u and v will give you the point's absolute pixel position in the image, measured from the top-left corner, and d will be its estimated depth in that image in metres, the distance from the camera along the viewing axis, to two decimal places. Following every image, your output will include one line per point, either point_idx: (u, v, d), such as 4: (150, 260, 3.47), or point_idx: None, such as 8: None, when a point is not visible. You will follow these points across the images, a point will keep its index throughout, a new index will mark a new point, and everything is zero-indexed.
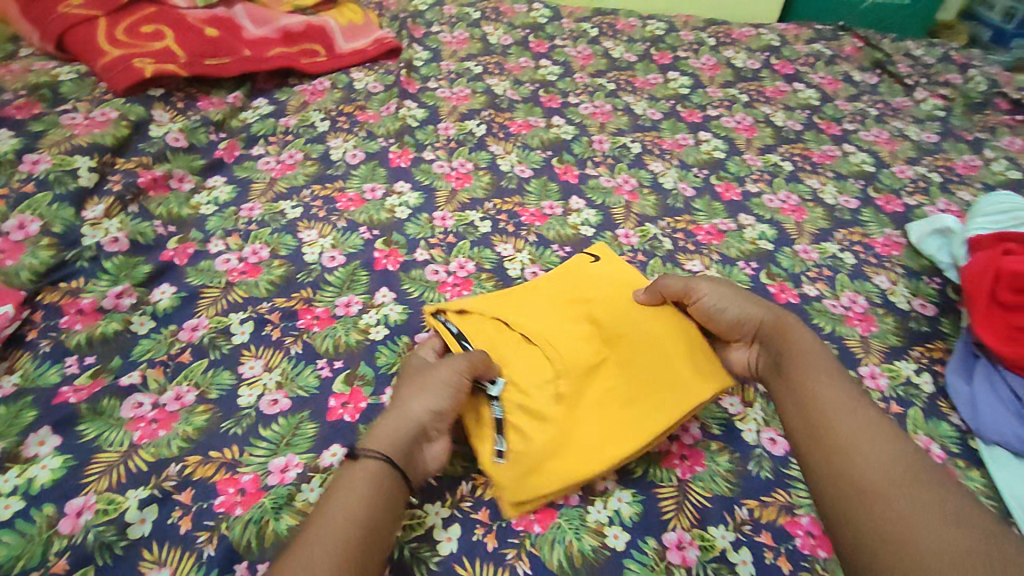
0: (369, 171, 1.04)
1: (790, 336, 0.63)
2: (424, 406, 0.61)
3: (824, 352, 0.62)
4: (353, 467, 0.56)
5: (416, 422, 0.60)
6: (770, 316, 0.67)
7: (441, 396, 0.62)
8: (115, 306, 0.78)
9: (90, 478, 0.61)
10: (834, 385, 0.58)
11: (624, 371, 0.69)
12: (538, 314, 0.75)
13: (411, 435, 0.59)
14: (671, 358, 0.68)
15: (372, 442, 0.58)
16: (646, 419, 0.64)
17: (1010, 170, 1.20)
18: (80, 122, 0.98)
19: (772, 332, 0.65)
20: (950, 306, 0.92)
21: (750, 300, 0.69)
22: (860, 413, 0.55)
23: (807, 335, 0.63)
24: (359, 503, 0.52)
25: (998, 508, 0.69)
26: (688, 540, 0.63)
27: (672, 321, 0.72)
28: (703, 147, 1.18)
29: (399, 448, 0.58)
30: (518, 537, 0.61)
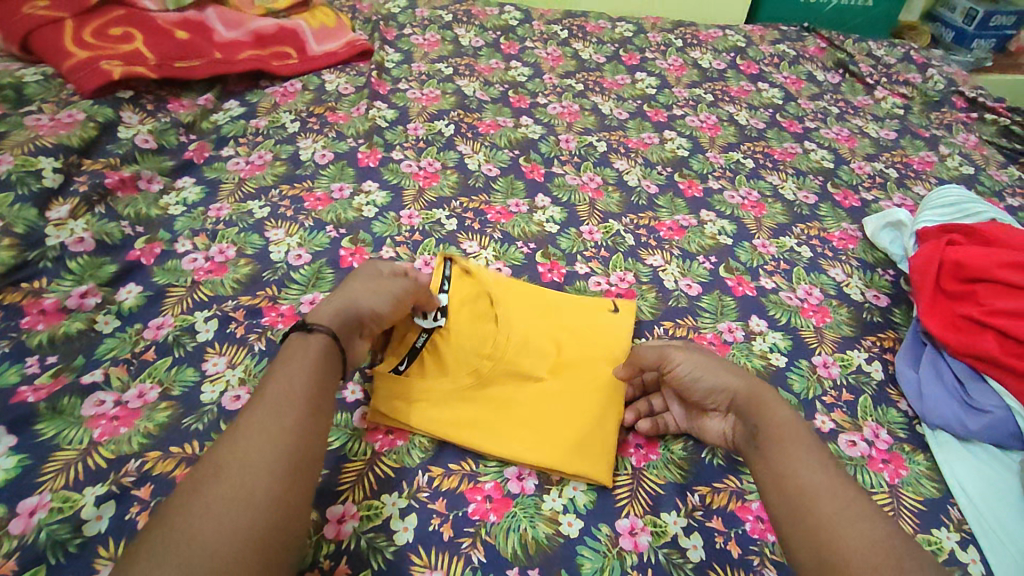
0: (337, 171, 1.06)
1: (765, 411, 0.64)
2: (372, 304, 0.65)
3: (798, 427, 0.63)
4: (304, 341, 0.59)
5: (358, 315, 0.64)
6: (744, 388, 0.67)
7: (386, 302, 0.66)
8: (79, 305, 0.79)
9: (45, 477, 0.62)
10: (813, 462, 0.59)
11: (541, 396, 0.72)
12: (517, 304, 0.79)
13: (350, 323, 0.63)
14: (572, 435, 0.69)
15: (321, 322, 0.61)
16: (519, 442, 0.68)
17: (964, 165, 1.24)
18: (46, 124, 0.98)
19: (748, 405, 0.66)
20: (901, 297, 0.95)
21: (731, 373, 0.69)
22: (840, 490, 0.56)
23: (784, 409, 0.64)
24: (307, 377, 0.56)
25: (942, 490, 0.71)
26: (640, 526, 0.65)
27: (610, 388, 0.74)
28: (668, 145, 1.21)
29: (340, 327, 0.62)
30: (473, 526, 0.63)
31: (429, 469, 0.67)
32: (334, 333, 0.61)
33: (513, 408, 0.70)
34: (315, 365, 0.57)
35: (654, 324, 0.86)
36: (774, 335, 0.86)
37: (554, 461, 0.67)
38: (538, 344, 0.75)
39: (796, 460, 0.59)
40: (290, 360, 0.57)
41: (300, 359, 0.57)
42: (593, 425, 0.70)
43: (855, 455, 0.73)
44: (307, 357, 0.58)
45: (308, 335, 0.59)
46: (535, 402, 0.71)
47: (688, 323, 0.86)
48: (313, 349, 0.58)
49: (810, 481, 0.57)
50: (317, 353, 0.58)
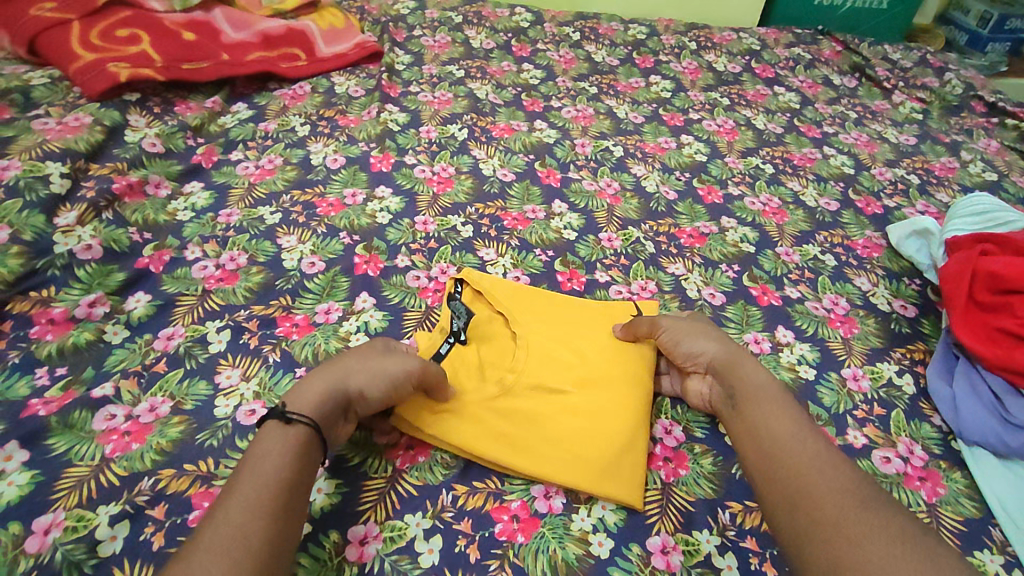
0: (350, 176, 1.03)
1: (740, 370, 0.67)
2: (363, 386, 0.62)
3: (773, 386, 0.65)
4: (282, 432, 0.56)
5: (347, 396, 0.61)
6: (722, 350, 0.70)
7: (379, 391, 0.63)
8: (88, 315, 0.76)
9: (59, 494, 0.59)
10: (782, 418, 0.61)
11: (563, 408, 0.69)
12: (530, 313, 0.80)
13: (336, 406, 0.60)
14: (600, 453, 0.66)
15: (299, 404, 0.58)
16: (548, 452, 0.66)
17: (986, 172, 1.22)
18: (53, 127, 0.95)
19: (727, 368, 0.68)
20: (930, 307, 0.93)
21: (710, 336, 0.72)
22: (808, 443, 0.58)
23: (757, 371, 0.67)
24: (294, 438, 0.55)
25: (982, 509, 0.69)
26: (672, 544, 0.63)
27: (637, 404, 0.71)
28: (685, 150, 1.18)
29: (323, 413, 0.59)
30: (501, 547, 0.61)
31: (453, 487, 0.65)
32: (315, 422, 0.57)
33: (541, 421, 0.68)
34: (286, 469, 0.53)
35: None
36: (801, 346, 0.84)
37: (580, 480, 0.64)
38: (557, 354, 0.75)
39: (769, 415, 0.62)
40: (261, 456, 0.54)
41: (277, 453, 0.54)
42: (621, 444, 0.67)
43: (890, 472, 0.71)
44: (282, 452, 0.54)
45: (286, 425, 0.56)
46: (558, 412, 0.69)
47: None
48: (292, 442, 0.55)
49: (777, 437, 0.59)
50: (297, 439, 0.56)
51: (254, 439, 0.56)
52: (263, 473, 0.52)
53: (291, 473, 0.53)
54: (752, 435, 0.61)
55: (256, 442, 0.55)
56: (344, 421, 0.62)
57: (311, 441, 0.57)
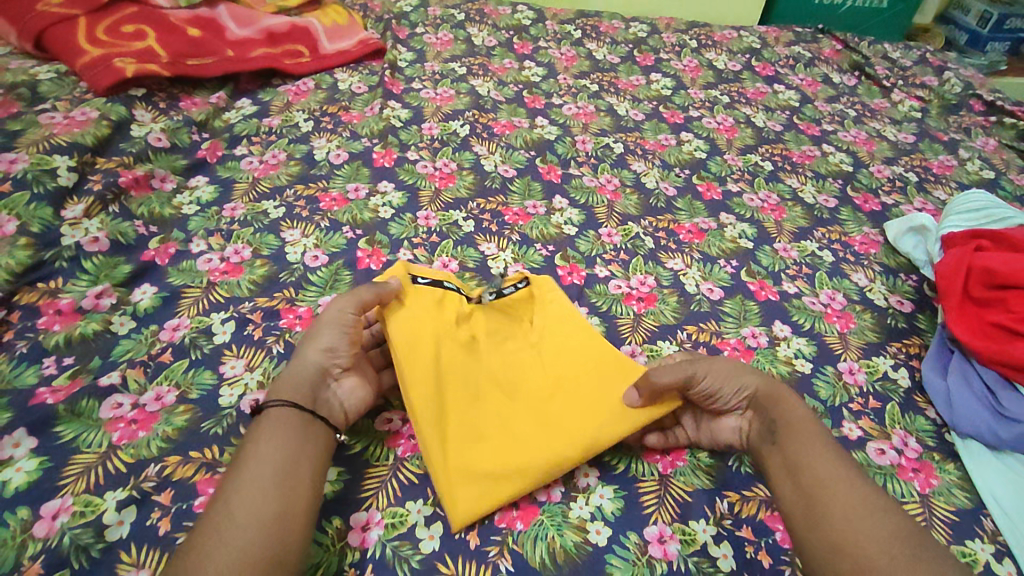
0: (353, 171, 1.04)
1: (785, 407, 0.68)
2: (320, 347, 0.66)
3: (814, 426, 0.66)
4: (264, 421, 0.60)
5: (313, 364, 0.65)
6: (764, 385, 0.70)
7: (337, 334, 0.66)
8: (94, 306, 0.77)
9: (67, 480, 0.61)
10: (827, 458, 0.63)
11: (501, 413, 0.69)
12: (565, 318, 0.78)
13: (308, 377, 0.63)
14: (488, 464, 0.64)
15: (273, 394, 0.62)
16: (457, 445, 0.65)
17: (984, 170, 1.23)
18: (60, 121, 0.96)
19: (767, 401, 0.68)
20: (926, 303, 0.94)
21: (745, 372, 0.71)
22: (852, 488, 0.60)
23: (800, 410, 0.68)
24: (282, 417, 0.60)
25: (974, 501, 0.70)
26: (669, 534, 0.64)
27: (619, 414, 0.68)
28: (685, 147, 1.20)
29: (298, 386, 0.63)
30: (500, 534, 0.62)
31: None
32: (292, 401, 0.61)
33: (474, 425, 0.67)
34: (274, 458, 0.56)
35: (676, 328, 0.85)
36: (798, 340, 0.85)
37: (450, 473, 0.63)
38: (566, 366, 0.73)
39: (815, 454, 0.63)
40: (251, 449, 0.57)
41: (263, 440, 0.57)
42: (540, 451, 0.65)
43: (885, 463, 0.72)
44: (275, 437, 0.58)
45: (262, 413, 0.60)
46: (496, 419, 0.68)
47: (711, 328, 0.85)
48: (273, 427, 0.59)
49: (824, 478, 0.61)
50: (274, 421, 0.59)
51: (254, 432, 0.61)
52: (260, 467, 0.55)
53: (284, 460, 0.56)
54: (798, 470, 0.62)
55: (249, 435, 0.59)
56: (333, 382, 0.66)
57: (293, 421, 0.60)
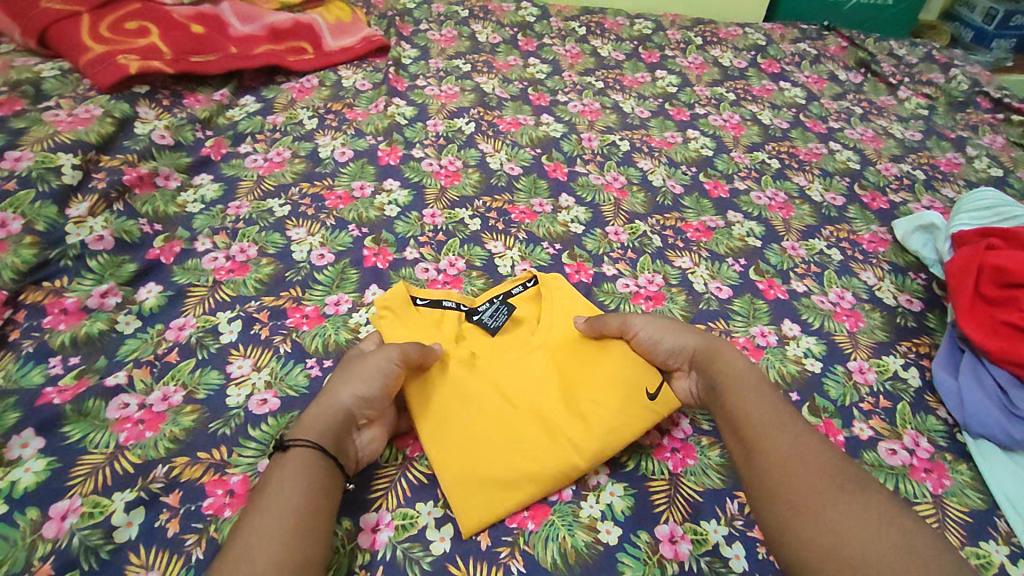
0: (358, 169, 1.04)
1: (720, 361, 0.67)
2: (356, 394, 0.63)
3: (752, 373, 0.65)
4: (284, 460, 0.57)
5: (344, 409, 0.62)
6: (703, 344, 0.70)
7: (374, 368, 0.65)
8: (100, 306, 0.77)
9: (75, 480, 0.60)
10: (763, 409, 0.61)
11: (498, 411, 0.68)
12: (563, 325, 0.77)
13: (332, 423, 0.60)
14: (492, 469, 0.63)
15: (297, 433, 0.59)
16: (451, 447, 0.65)
17: (992, 167, 1.22)
18: (64, 119, 0.95)
19: (707, 361, 0.68)
20: (935, 301, 0.93)
21: (683, 331, 0.71)
22: (788, 436, 0.58)
23: (735, 361, 0.67)
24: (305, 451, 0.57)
25: (986, 501, 0.69)
26: (680, 534, 0.63)
27: (635, 410, 0.68)
28: (692, 145, 1.19)
29: (330, 433, 0.59)
30: (511, 535, 0.61)
31: None
32: (320, 445, 0.58)
33: (469, 424, 0.67)
34: (295, 496, 0.54)
35: None
36: (807, 340, 0.84)
37: (447, 474, 0.64)
38: (570, 370, 0.72)
39: (751, 403, 0.62)
40: (267, 492, 0.54)
41: (276, 488, 0.54)
42: (551, 453, 0.65)
43: (896, 464, 0.71)
44: (290, 484, 0.54)
45: (288, 452, 0.58)
46: (487, 409, 0.68)
47: (720, 327, 0.85)
48: (290, 474, 0.55)
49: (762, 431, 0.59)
50: (298, 460, 0.57)
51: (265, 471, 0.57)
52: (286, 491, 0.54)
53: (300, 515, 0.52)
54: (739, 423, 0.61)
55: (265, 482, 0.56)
56: (356, 432, 0.63)
57: (313, 468, 0.56)
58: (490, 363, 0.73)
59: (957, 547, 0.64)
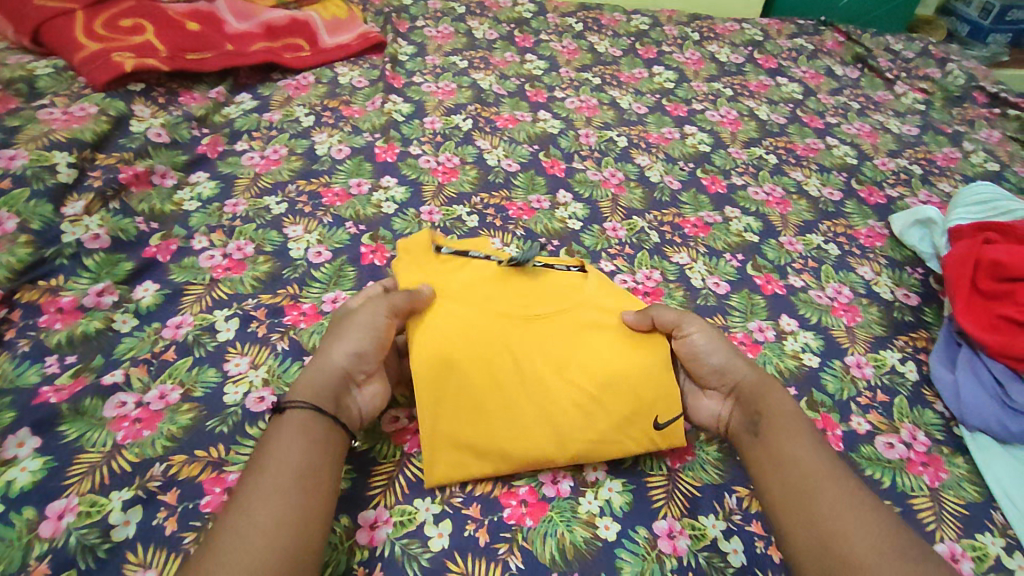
0: (355, 166, 1.04)
1: (771, 398, 0.67)
2: (348, 351, 0.63)
3: (801, 422, 0.65)
4: (280, 423, 0.58)
5: (339, 367, 0.63)
6: (753, 377, 0.69)
7: (369, 324, 0.65)
8: (96, 304, 0.76)
9: (71, 479, 0.60)
10: (813, 452, 0.62)
11: (504, 387, 0.67)
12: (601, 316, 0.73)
13: (322, 384, 0.61)
14: (477, 437, 0.64)
15: (290, 395, 0.60)
16: (442, 405, 0.65)
17: (988, 162, 1.22)
18: (58, 117, 0.95)
19: (754, 394, 0.67)
20: (932, 296, 0.94)
21: (735, 355, 0.71)
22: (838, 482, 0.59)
23: (787, 401, 0.67)
24: (303, 415, 0.58)
25: (983, 494, 0.69)
26: (679, 529, 0.63)
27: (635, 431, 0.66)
28: (689, 141, 1.19)
29: (324, 394, 0.60)
30: (509, 531, 0.61)
31: None
32: (315, 405, 0.59)
33: (470, 389, 0.66)
34: (293, 462, 0.55)
35: None
36: (804, 335, 0.85)
37: (430, 428, 0.64)
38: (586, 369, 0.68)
39: (803, 442, 0.63)
40: (268, 454, 0.55)
41: (258, 457, 0.55)
42: (538, 436, 0.65)
43: (893, 457, 0.72)
44: (270, 450, 0.56)
45: (282, 414, 0.59)
46: (486, 371, 0.66)
47: (718, 323, 0.85)
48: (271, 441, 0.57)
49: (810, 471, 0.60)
50: (280, 427, 0.58)
51: (263, 433, 0.59)
52: (286, 453, 0.55)
53: (281, 470, 0.54)
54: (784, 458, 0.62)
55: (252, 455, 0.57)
56: (355, 388, 0.64)
57: (293, 427, 0.57)
58: (510, 333, 0.71)
59: (954, 540, 0.65)
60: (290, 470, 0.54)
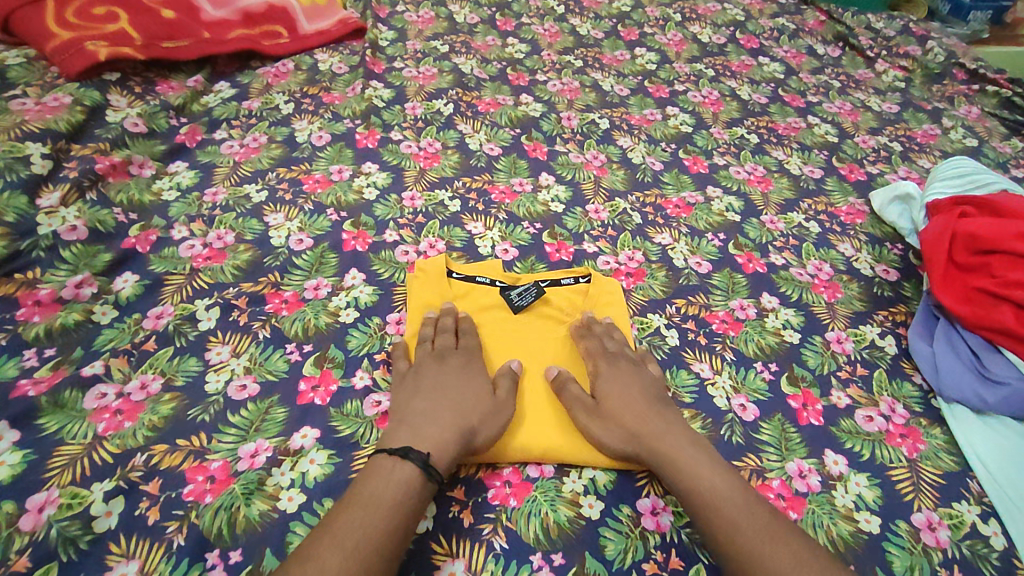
0: (336, 152, 1.03)
1: (670, 449, 0.64)
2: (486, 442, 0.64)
3: (704, 461, 0.63)
4: (409, 475, 0.58)
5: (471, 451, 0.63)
6: (649, 433, 0.65)
7: (508, 393, 0.69)
8: (75, 296, 0.75)
9: (52, 472, 0.60)
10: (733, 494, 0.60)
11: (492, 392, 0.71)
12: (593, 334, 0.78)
13: (456, 440, 0.62)
14: None
15: (432, 451, 0.60)
16: None
17: (967, 138, 1.24)
18: (31, 108, 0.93)
19: (655, 455, 0.64)
20: (911, 271, 0.95)
21: (624, 419, 0.67)
22: (760, 516, 0.58)
23: (689, 453, 0.63)
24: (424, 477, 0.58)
25: (960, 464, 0.71)
26: (662, 506, 0.64)
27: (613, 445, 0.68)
28: (671, 121, 1.19)
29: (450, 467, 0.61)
30: (494, 511, 0.62)
31: None
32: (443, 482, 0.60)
33: None
34: (390, 504, 0.55)
35: (666, 303, 0.85)
36: (786, 312, 0.85)
37: None
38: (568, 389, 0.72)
39: (713, 496, 0.59)
40: (373, 492, 0.56)
41: (358, 510, 0.54)
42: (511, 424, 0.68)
43: (872, 430, 0.73)
44: (380, 493, 0.56)
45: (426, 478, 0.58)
46: None
47: (699, 302, 0.86)
48: (379, 498, 0.55)
49: (730, 532, 0.57)
50: (398, 486, 0.57)
51: (385, 469, 0.58)
52: (393, 491, 0.56)
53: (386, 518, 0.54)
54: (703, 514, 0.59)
55: (342, 500, 0.56)
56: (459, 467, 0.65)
57: (407, 493, 0.56)
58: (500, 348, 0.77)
59: (932, 509, 0.66)
60: (390, 529, 0.54)
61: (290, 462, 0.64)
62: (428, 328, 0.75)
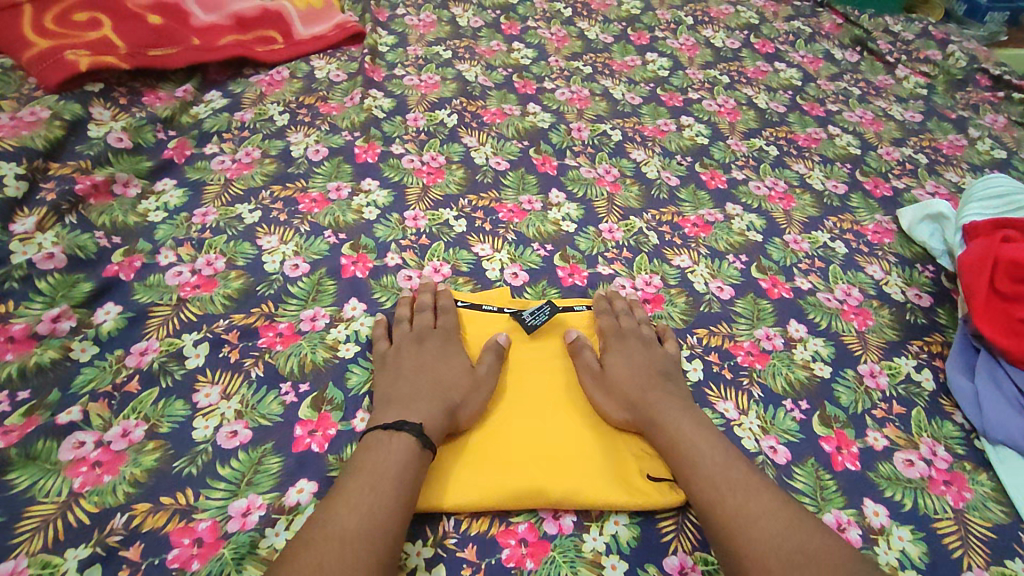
0: (333, 168, 0.97)
1: (660, 409, 0.65)
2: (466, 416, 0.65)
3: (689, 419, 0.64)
4: (399, 445, 0.59)
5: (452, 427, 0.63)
6: (643, 395, 0.67)
7: (489, 369, 0.69)
8: (52, 331, 0.70)
9: (22, 537, 0.54)
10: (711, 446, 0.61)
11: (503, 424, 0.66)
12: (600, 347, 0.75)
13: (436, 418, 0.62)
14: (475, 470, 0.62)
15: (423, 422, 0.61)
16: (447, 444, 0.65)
17: (996, 149, 1.18)
18: (7, 124, 0.88)
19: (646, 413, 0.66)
20: (945, 296, 0.89)
21: (624, 382, 0.68)
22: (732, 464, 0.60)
23: (677, 412, 0.65)
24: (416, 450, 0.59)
25: (1011, 515, 0.65)
26: (691, 565, 0.59)
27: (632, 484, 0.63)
28: (686, 132, 1.13)
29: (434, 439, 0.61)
30: (509, 574, 0.57)
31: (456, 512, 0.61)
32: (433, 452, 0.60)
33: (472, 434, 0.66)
34: (393, 471, 0.56)
35: (687, 332, 0.80)
36: (815, 342, 0.80)
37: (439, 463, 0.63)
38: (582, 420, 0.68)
39: (687, 443, 0.62)
40: (376, 461, 0.57)
41: (363, 476, 0.56)
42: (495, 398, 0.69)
43: (914, 476, 0.68)
44: (381, 461, 0.57)
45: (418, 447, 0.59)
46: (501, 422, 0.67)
47: (722, 331, 0.80)
48: (381, 466, 0.57)
49: (700, 478, 0.59)
50: (396, 456, 0.58)
51: (381, 441, 0.59)
52: (392, 458, 0.57)
53: (391, 482, 0.55)
54: (679, 461, 0.61)
55: (347, 471, 0.57)
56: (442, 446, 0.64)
57: (406, 462, 0.57)
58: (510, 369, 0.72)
59: (983, 569, 0.61)
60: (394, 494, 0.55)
61: (285, 521, 0.58)
62: (406, 307, 0.76)
